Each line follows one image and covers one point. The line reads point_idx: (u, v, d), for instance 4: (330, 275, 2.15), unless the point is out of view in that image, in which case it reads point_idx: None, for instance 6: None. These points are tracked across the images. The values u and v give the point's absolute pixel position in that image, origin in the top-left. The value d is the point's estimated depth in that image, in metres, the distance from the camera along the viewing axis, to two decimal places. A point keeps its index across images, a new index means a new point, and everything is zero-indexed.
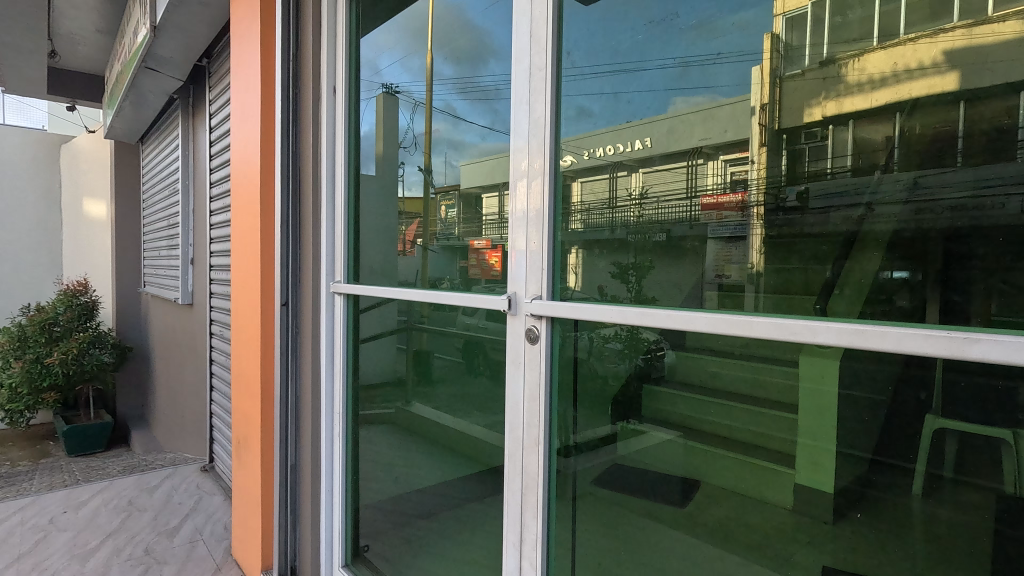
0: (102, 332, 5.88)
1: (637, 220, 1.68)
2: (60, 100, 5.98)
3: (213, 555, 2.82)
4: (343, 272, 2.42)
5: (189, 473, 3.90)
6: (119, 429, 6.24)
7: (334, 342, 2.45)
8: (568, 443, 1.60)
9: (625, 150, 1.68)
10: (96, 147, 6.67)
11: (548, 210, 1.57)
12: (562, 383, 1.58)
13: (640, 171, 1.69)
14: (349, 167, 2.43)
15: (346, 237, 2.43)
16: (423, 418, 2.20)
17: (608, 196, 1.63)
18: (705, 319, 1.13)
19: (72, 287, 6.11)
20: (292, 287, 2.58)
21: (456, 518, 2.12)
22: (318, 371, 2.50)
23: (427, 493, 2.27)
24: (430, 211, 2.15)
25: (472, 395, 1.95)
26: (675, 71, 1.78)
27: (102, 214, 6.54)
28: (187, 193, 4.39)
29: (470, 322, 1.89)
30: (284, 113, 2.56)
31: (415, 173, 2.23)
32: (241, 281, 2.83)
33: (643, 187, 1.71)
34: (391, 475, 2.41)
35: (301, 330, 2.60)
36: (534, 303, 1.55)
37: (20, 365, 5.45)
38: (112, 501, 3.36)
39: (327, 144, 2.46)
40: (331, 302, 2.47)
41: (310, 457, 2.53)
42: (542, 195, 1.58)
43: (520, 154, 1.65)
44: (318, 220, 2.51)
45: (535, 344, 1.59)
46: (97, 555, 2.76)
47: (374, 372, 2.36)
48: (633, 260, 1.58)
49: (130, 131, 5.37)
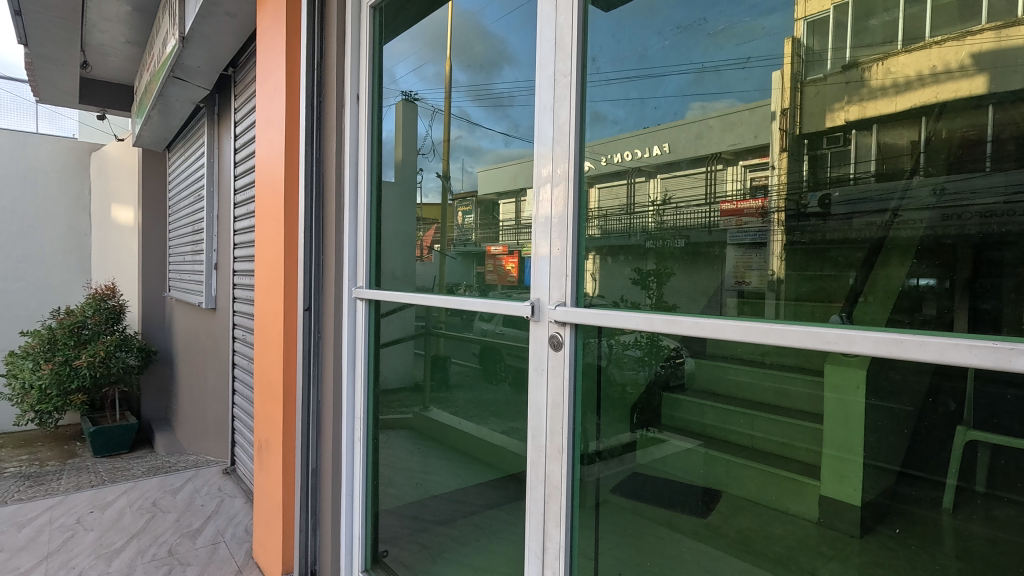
0: (128, 335, 6.01)
1: (654, 227, 1.65)
2: (90, 109, 6.16)
3: (234, 556, 2.85)
4: (365, 277, 2.44)
5: (211, 475, 3.95)
6: (143, 431, 6.35)
7: (356, 345, 2.47)
8: (591, 450, 1.60)
9: (644, 155, 1.65)
10: (125, 155, 6.84)
11: (573, 215, 1.57)
12: (586, 389, 1.58)
13: (659, 177, 1.67)
14: (371, 174, 2.46)
15: (368, 242, 2.45)
16: (441, 424, 2.20)
17: (626, 200, 1.62)
18: (734, 326, 1.11)
19: (100, 291, 6.25)
20: (315, 292, 2.61)
21: (474, 525, 2.12)
22: (340, 375, 2.52)
23: (445, 499, 2.26)
24: (448, 217, 2.16)
25: (489, 401, 1.95)
26: (693, 77, 1.73)
27: (130, 220, 6.70)
28: (211, 200, 4.47)
29: (487, 328, 1.90)
30: (308, 120, 2.60)
31: (433, 179, 2.24)
32: (265, 286, 2.87)
33: (663, 193, 1.67)
34: (409, 481, 2.39)
35: (323, 334, 2.63)
36: (558, 309, 1.55)
37: (50, 367, 5.58)
38: (137, 502, 3.42)
39: (350, 151, 2.50)
40: (352, 306, 2.48)
41: (330, 461, 2.55)
42: (565, 199, 1.58)
43: (543, 160, 1.66)
44: (340, 226, 2.54)
45: (559, 350, 1.58)
46: (122, 555, 2.81)
47: (395, 377, 2.37)
48: (654, 266, 1.59)
49: (157, 139, 5.50)
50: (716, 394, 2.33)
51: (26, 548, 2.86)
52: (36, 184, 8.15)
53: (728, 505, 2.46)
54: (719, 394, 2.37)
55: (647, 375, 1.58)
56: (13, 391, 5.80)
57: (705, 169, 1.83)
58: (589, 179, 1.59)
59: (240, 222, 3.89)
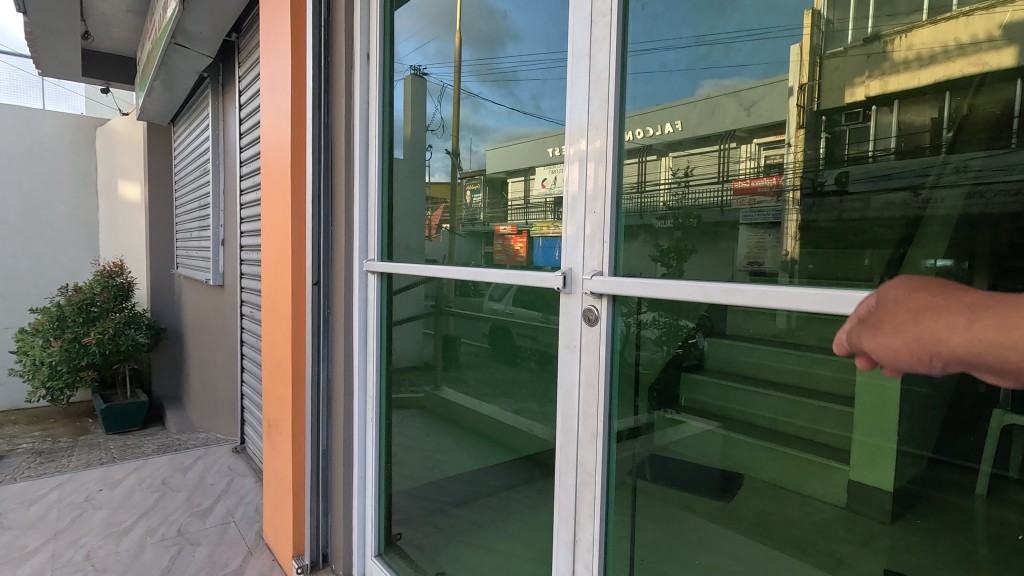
0: (137, 312, 5.98)
1: (666, 207, 1.43)
2: (94, 82, 6.04)
3: (245, 537, 2.81)
4: (377, 250, 2.32)
5: (221, 454, 3.91)
6: (154, 408, 6.36)
7: (368, 322, 2.36)
8: (636, 425, 1.49)
9: (654, 134, 1.44)
10: (130, 130, 6.73)
11: (613, 187, 1.45)
12: (621, 364, 1.47)
13: (672, 155, 1.43)
14: (382, 148, 2.32)
15: (380, 213, 2.33)
16: (452, 404, 2.10)
17: (636, 180, 1.47)
18: (814, 295, 0.99)
19: (109, 267, 6.20)
20: (325, 267, 2.51)
21: (491, 507, 2.05)
22: (351, 354, 2.42)
23: (461, 480, 2.19)
24: (456, 197, 2.03)
25: (507, 382, 1.83)
26: (695, 53, 1.43)
27: (137, 196, 6.62)
28: (218, 173, 4.35)
29: (497, 307, 1.79)
30: (317, 82, 2.48)
31: (442, 158, 2.12)
32: (271, 268, 2.77)
33: (685, 167, 1.43)
34: (425, 461, 2.31)
35: (332, 312, 2.53)
36: (596, 280, 1.43)
37: (59, 344, 5.56)
38: (146, 480, 3.39)
39: (361, 113, 2.35)
40: (365, 280, 2.37)
41: (342, 440, 2.46)
42: (604, 172, 1.47)
43: (575, 128, 1.54)
44: (350, 194, 2.41)
45: (595, 325, 1.46)
46: (131, 534, 2.77)
47: (407, 356, 2.28)
48: (675, 241, 1.39)
49: (162, 112, 5.38)
50: (745, 378, 2.16)
51: (35, 526, 2.83)
52: (43, 160, 8.09)
53: (751, 488, 2.37)
54: (746, 376, 2.18)
55: (666, 356, 1.47)
56: (24, 368, 5.81)
57: (718, 149, 1.42)
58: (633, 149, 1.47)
59: (246, 198, 3.77)
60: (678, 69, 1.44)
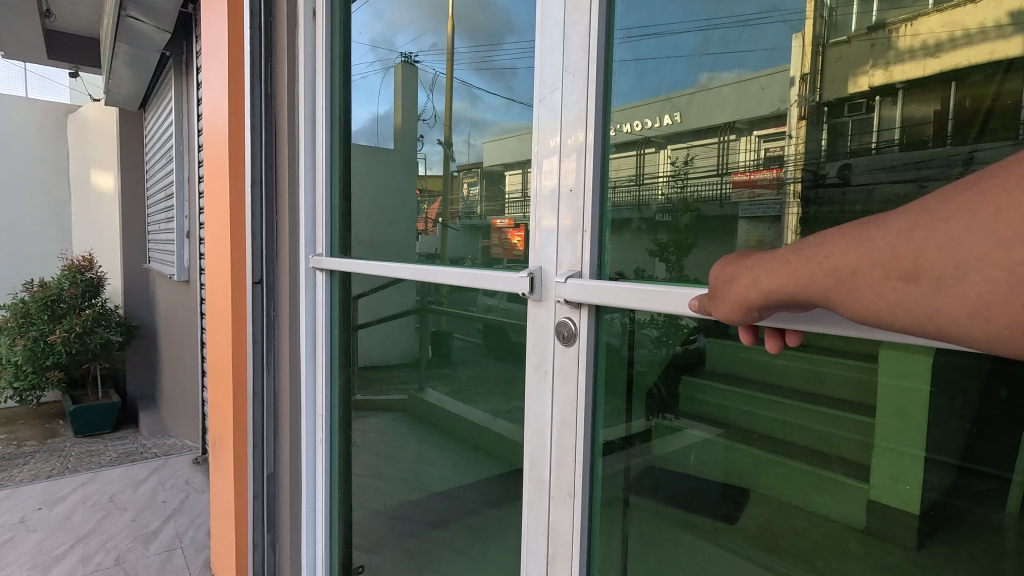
0: (107, 309, 5.68)
1: (665, 201, 1.16)
2: (60, 65, 5.72)
3: (190, 566, 2.53)
4: (325, 244, 2.06)
5: (184, 463, 3.63)
6: (128, 410, 6.08)
7: (317, 331, 2.11)
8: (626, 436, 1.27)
9: (652, 124, 1.17)
10: (102, 116, 6.41)
11: (592, 184, 1.22)
12: (611, 369, 1.24)
13: (672, 147, 1.15)
14: (334, 133, 2.07)
15: (330, 197, 2.06)
16: (446, 412, 1.76)
17: (636, 171, 1.20)
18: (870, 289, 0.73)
19: (78, 262, 5.89)
20: (267, 264, 2.22)
21: (467, 531, 1.77)
22: (298, 367, 2.17)
23: (433, 500, 1.91)
24: (452, 188, 1.69)
25: (481, 392, 1.61)
26: (696, 41, 1.12)
27: (109, 186, 6.32)
28: (182, 160, 4.05)
29: (492, 303, 1.49)
30: (256, 46, 2.20)
31: (436, 148, 1.75)
32: (213, 266, 2.50)
33: (683, 156, 1.13)
34: (400, 474, 2.01)
35: (278, 314, 2.25)
36: (570, 286, 1.21)
37: (23, 343, 5.27)
38: (96, 496, 3.11)
39: (306, 79, 2.08)
40: (312, 280, 2.10)
41: (289, 464, 2.21)
42: (587, 173, 1.23)
43: (547, 113, 1.31)
44: (296, 177, 2.15)
45: (574, 336, 1.24)
46: (63, 564, 2.49)
47: (378, 354, 1.99)
48: (676, 230, 1.13)
49: (128, 96, 5.07)
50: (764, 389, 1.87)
51: None
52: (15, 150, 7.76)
53: None
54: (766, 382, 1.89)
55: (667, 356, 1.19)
56: None
57: (716, 141, 1.09)
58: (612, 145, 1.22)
59: None
60: (680, 55, 1.14)
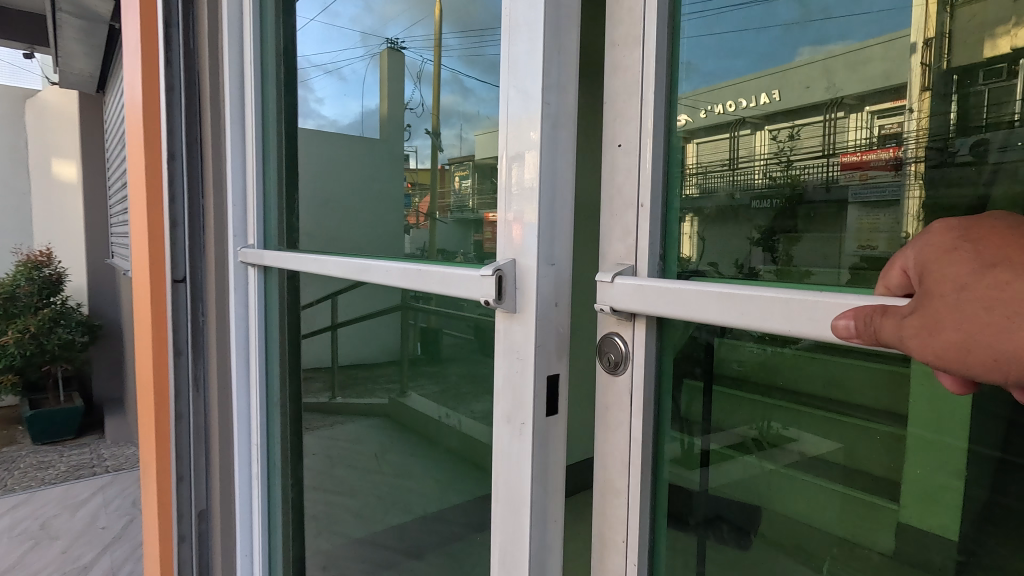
0: (67, 307, 5.34)
1: (763, 188, 0.87)
2: (14, 45, 5.36)
3: None
4: (258, 237, 1.90)
5: None
6: (93, 414, 5.75)
7: (249, 339, 1.93)
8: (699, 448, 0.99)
9: (751, 103, 0.87)
10: (60, 102, 6.03)
11: (655, 172, 0.88)
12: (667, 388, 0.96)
13: (773, 127, 0.86)
14: (265, 108, 1.88)
15: (260, 188, 1.89)
16: (430, 417, 1.48)
17: (729, 156, 0.88)
18: None
19: (35, 257, 5.54)
20: (189, 256, 2.06)
21: (452, 557, 1.49)
22: (226, 373, 1.99)
23: (414, 520, 1.63)
24: (441, 181, 1.35)
25: (453, 404, 1.36)
26: (793, 10, 0.84)
27: (70, 176, 5.95)
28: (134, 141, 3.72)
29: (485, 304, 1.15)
30: (168, 23, 2.01)
31: (424, 139, 1.41)
32: (139, 261, 2.33)
33: (791, 132, 0.84)
34: (379, 488, 1.75)
35: (207, 315, 2.09)
36: (625, 283, 0.87)
37: None
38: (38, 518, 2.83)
39: (232, 58, 1.89)
40: (243, 278, 1.93)
41: (219, 482, 2.03)
42: (645, 166, 0.89)
43: (523, 101, 0.98)
44: (223, 164, 1.97)
45: (627, 355, 0.94)
46: None
47: (350, 356, 1.75)
48: (778, 209, 0.85)
49: (83, 75, 4.73)
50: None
51: None
52: None
53: None
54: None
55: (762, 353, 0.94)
56: None
57: (822, 118, 0.82)
58: (678, 131, 0.90)
59: None
60: (773, 23, 0.86)
